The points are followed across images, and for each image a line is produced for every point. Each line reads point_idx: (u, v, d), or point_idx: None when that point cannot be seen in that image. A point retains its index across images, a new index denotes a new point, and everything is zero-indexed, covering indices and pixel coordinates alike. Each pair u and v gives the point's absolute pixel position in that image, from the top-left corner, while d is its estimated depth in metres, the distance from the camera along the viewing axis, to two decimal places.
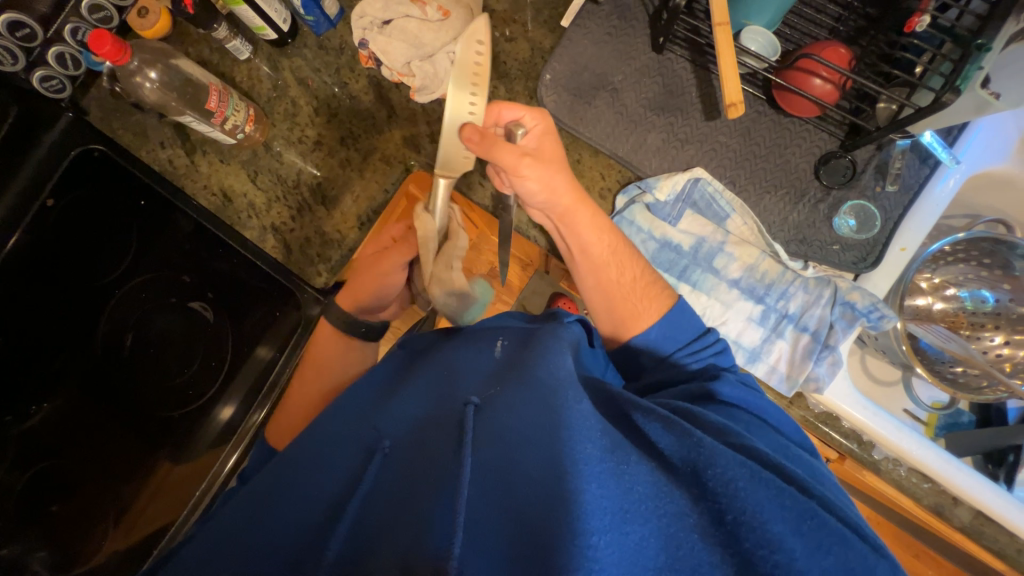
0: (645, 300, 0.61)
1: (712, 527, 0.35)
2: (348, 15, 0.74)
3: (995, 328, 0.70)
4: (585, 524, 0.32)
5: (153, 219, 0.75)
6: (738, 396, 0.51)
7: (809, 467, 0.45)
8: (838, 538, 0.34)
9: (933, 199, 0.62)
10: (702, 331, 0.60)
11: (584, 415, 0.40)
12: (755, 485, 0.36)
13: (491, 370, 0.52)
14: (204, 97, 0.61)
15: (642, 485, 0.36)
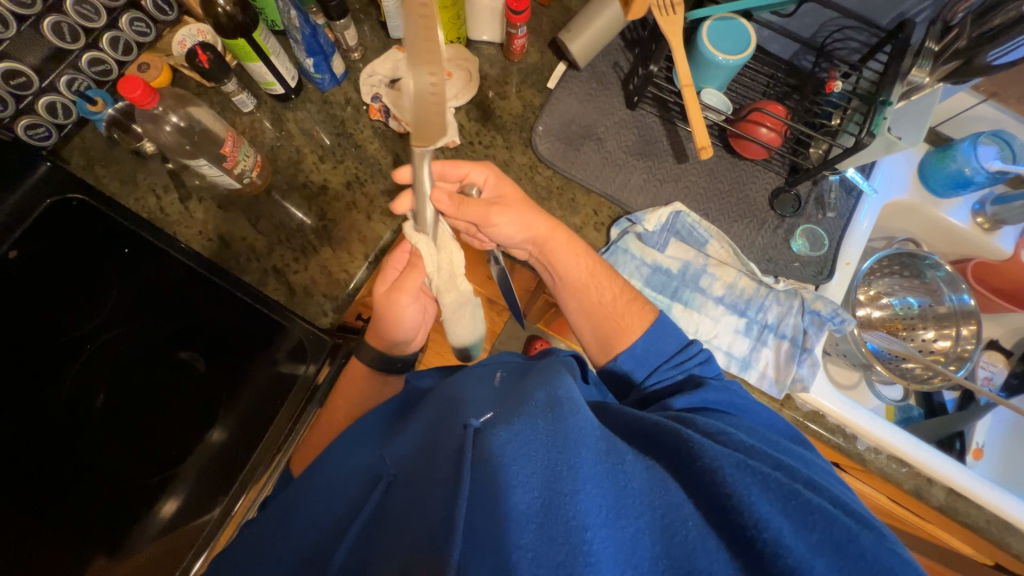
0: (626, 315, 0.66)
1: (707, 516, 0.38)
2: (352, 74, 0.79)
3: (925, 326, 0.82)
4: (581, 520, 0.33)
5: (138, 267, 0.71)
6: (692, 402, 0.56)
7: (800, 454, 0.48)
8: (825, 517, 0.36)
9: (860, 223, 0.76)
10: (684, 345, 0.65)
11: (583, 424, 0.40)
12: (740, 471, 0.38)
13: (496, 396, 0.52)
14: (219, 142, 0.62)
15: (635, 484, 0.38)
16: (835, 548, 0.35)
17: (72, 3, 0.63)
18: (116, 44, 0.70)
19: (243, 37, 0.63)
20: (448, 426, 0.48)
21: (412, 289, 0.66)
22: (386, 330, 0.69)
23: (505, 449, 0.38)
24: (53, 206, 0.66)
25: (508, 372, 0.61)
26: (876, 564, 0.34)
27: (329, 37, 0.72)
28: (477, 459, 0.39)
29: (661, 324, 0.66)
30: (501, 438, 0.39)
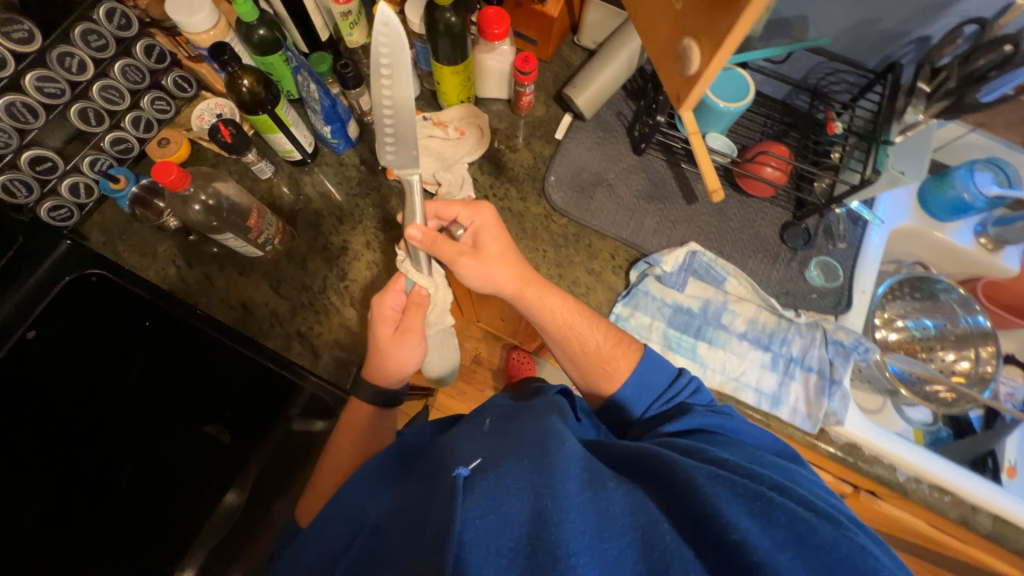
0: (611, 361, 0.65)
1: (680, 523, 0.37)
2: (366, 136, 0.82)
3: (944, 347, 0.83)
4: (565, 548, 0.33)
5: (164, 339, 0.71)
6: (680, 426, 0.55)
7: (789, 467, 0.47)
8: (788, 512, 0.36)
9: (870, 252, 0.78)
10: (674, 377, 0.64)
11: (569, 458, 0.41)
12: (711, 481, 0.38)
13: (481, 435, 0.50)
14: (243, 215, 0.63)
15: (617, 506, 0.38)
16: (797, 540, 0.35)
17: (98, 89, 0.64)
18: (138, 123, 0.71)
19: (266, 113, 0.64)
20: (438, 468, 0.46)
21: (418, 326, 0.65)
22: (393, 373, 0.65)
23: (492, 490, 0.37)
24: (71, 284, 0.67)
25: (497, 416, 0.55)
26: (839, 555, 0.34)
27: (346, 106, 0.75)
28: (469, 502, 0.37)
29: (648, 360, 0.65)
30: (489, 479, 0.38)
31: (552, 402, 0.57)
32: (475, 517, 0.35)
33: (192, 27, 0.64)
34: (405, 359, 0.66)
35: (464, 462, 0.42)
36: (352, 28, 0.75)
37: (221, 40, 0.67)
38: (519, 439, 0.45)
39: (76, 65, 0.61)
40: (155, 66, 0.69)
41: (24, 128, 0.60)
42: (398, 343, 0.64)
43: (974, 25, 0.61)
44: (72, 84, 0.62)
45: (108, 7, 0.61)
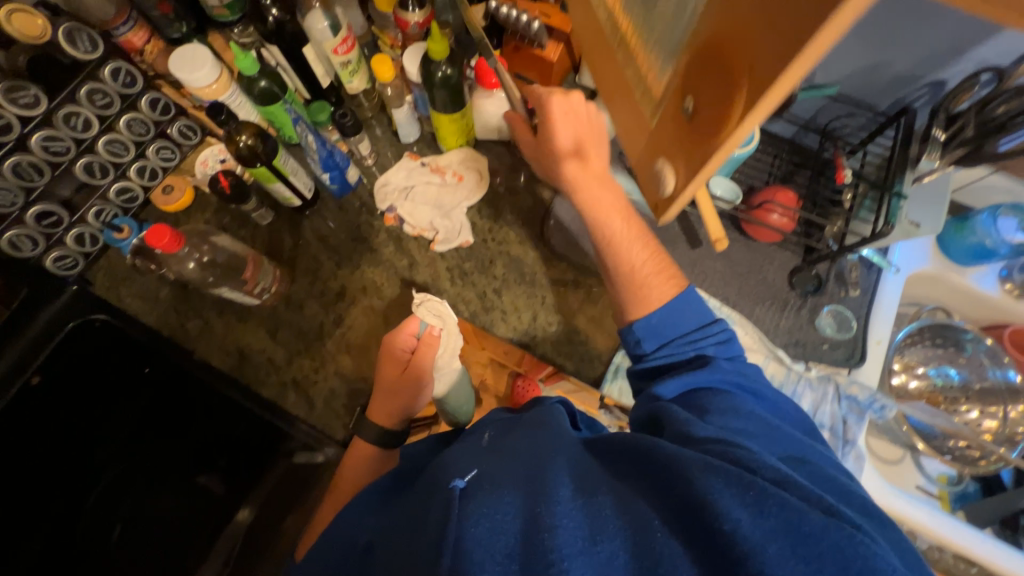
0: (654, 281, 0.58)
1: (670, 517, 0.34)
2: (367, 179, 0.82)
3: (968, 403, 0.78)
4: (558, 551, 0.31)
5: (163, 388, 0.71)
6: (672, 389, 0.49)
7: (804, 446, 0.42)
8: (779, 499, 0.32)
9: (887, 299, 0.74)
10: (706, 320, 0.56)
11: (561, 469, 0.38)
12: (707, 472, 0.34)
13: (479, 453, 0.47)
14: (241, 267, 0.63)
15: (609, 509, 0.34)
16: (788, 528, 0.30)
17: (103, 143, 0.66)
18: (142, 172, 0.73)
19: (264, 165, 0.65)
20: (433, 480, 0.44)
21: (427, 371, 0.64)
22: (396, 411, 0.65)
23: (487, 497, 0.36)
24: (75, 329, 0.65)
25: (496, 429, 0.53)
26: (832, 544, 0.29)
27: (344, 153, 0.76)
28: (465, 514, 0.35)
29: (685, 297, 0.57)
30: (485, 489, 0.37)
31: (552, 412, 0.51)
32: (473, 525, 0.33)
33: (195, 81, 0.64)
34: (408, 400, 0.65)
35: (460, 474, 0.41)
36: (352, 76, 0.76)
37: (223, 94, 0.67)
38: (516, 452, 0.43)
39: (82, 123, 0.62)
40: (160, 118, 0.71)
41: (28, 187, 0.61)
42: (405, 384, 0.63)
43: (991, 74, 0.58)
44: (77, 141, 0.63)
45: (114, 66, 0.63)
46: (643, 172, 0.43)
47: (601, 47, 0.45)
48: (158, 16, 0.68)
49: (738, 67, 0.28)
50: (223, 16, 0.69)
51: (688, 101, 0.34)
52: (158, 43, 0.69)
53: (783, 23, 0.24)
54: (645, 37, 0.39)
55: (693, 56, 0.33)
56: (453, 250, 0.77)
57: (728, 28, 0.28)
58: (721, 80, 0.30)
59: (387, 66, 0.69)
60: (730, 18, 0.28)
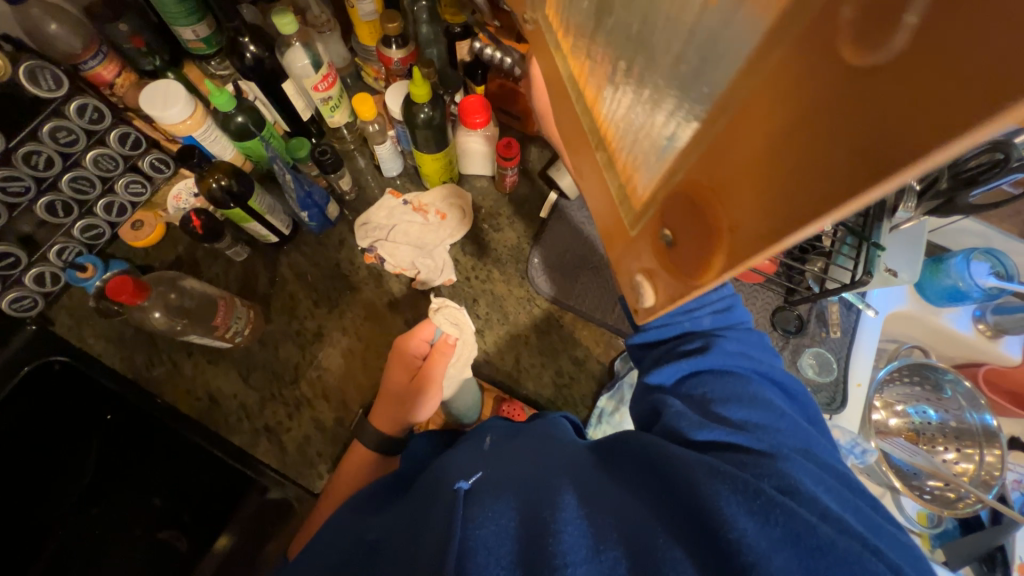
0: None
1: (674, 526, 0.33)
2: (347, 214, 0.80)
3: (945, 443, 0.80)
4: (562, 556, 0.31)
5: (122, 436, 0.67)
6: (668, 375, 0.47)
7: (813, 444, 0.41)
8: (786, 509, 0.31)
9: (866, 340, 0.75)
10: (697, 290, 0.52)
11: (560, 483, 0.39)
12: (712, 477, 0.34)
13: (482, 459, 0.49)
14: (212, 312, 0.60)
15: (610, 519, 0.34)
16: (794, 539, 0.30)
17: (67, 181, 0.63)
18: (110, 208, 0.70)
19: (238, 206, 0.64)
20: (434, 486, 0.46)
21: (438, 377, 0.69)
22: (406, 418, 0.67)
23: (488, 504, 0.37)
24: (33, 372, 0.62)
25: (497, 435, 0.55)
26: (838, 557, 0.29)
27: (323, 190, 0.74)
28: (468, 512, 0.37)
29: None
30: (487, 493, 0.39)
31: (550, 429, 0.53)
32: (480, 526, 0.35)
33: (167, 118, 0.62)
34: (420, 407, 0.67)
35: (463, 477, 0.44)
36: (333, 111, 0.74)
37: (197, 130, 0.65)
38: (515, 463, 0.45)
39: (43, 161, 0.60)
40: (130, 152, 0.68)
41: None
42: (415, 388, 0.67)
43: None
44: (38, 179, 0.61)
45: (79, 103, 0.60)
46: (612, 271, 0.25)
47: (577, 142, 0.26)
48: (130, 49, 0.66)
49: (717, 221, 0.16)
50: (199, 50, 0.69)
51: (665, 232, 0.19)
52: (130, 76, 0.67)
53: (781, 200, 0.13)
54: (626, 143, 0.22)
55: (668, 192, 0.18)
56: (435, 289, 0.76)
57: (699, 163, 0.16)
58: (686, 237, 0.17)
59: (369, 105, 0.68)
60: (696, 162, 0.16)
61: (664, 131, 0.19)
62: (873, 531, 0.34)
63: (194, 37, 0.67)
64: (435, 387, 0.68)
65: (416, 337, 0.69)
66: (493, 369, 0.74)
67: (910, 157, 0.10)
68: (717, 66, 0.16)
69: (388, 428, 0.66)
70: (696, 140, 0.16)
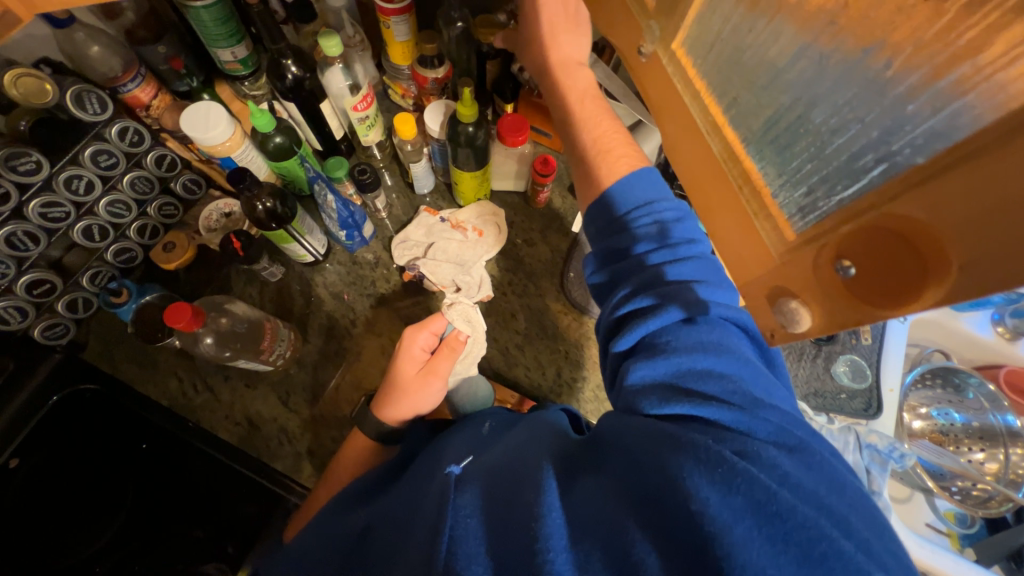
0: (615, 158, 0.51)
1: (639, 506, 0.33)
2: (380, 233, 0.80)
3: (970, 444, 0.82)
4: (546, 545, 0.33)
5: (160, 463, 0.66)
6: (633, 341, 0.42)
7: (779, 396, 0.39)
8: (748, 477, 0.31)
9: (895, 346, 0.77)
10: (649, 207, 0.47)
11: (540, 468, 0.40)
12: (675, 450, 0.34)
13: (477, 445, 0.51)
14: (259, 337, 0.59)
15: (584, 505, 0.36)
16: (754, 507, 0.30)
17: (104, 205, 0.62)
18: (143, 230, 0.69)
19: (281, 227, 0.63)
20: (431, 465, 0.49)
21: (445, 372, 0.63)
22: (406, 411, 0.62)
23: (471, 499, 0.39)
24: (63, 401, 0.63)
25: (497, 422, 0.57)
26: (797, 523, 0.29)
27: (360, 209, 0.74)
28: (459, 498, 0.39)
29: (642, 177, 0.48)
30: (477, 480, 0.41)
31: (544, 414, 0.52)
32: (467, 515, 0.37)
33: (208, 141, 0.61)
34: (423, 401, 0.62)
35: (456, 462, 0.46)
36: (368, 130, 0.74)
37: (236, 151, 0.64)
38: (503, 445, 0.47)
39: (83, 186, 0.58)
40: (165, 174, 0.67)
41: (20, 256, 0.56)
42: (422, 382, 0.61)
43: None
44: (77, 205, 0.59)
45: (121, 126, 0.59)
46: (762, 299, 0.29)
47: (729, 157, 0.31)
48: (167, 70, 0.66)
49: (926, 261, 0.20)
50: (235, 71, 0.69)
51: (843, 261, 0.24)
52: (166, 97, 0.66)
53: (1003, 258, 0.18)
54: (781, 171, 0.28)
55: (855, 228, 0.24)
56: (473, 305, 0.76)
57: (905, 205, 0.21)
58: (878, 273, 0.22)
59: (411, 125, 0.68)
60: (898, 205, 0.21)
61: (848, 175, 0.26)
62: (832, 488, 0.33)
63: (233, 58, 0.67)
64: (440, 383, 0.63)
65: (427, 326, 0.64)
66: (535, 385, 0.74)
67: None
68: (932, 133, 0.22)
69: (387, 412, 0.61)
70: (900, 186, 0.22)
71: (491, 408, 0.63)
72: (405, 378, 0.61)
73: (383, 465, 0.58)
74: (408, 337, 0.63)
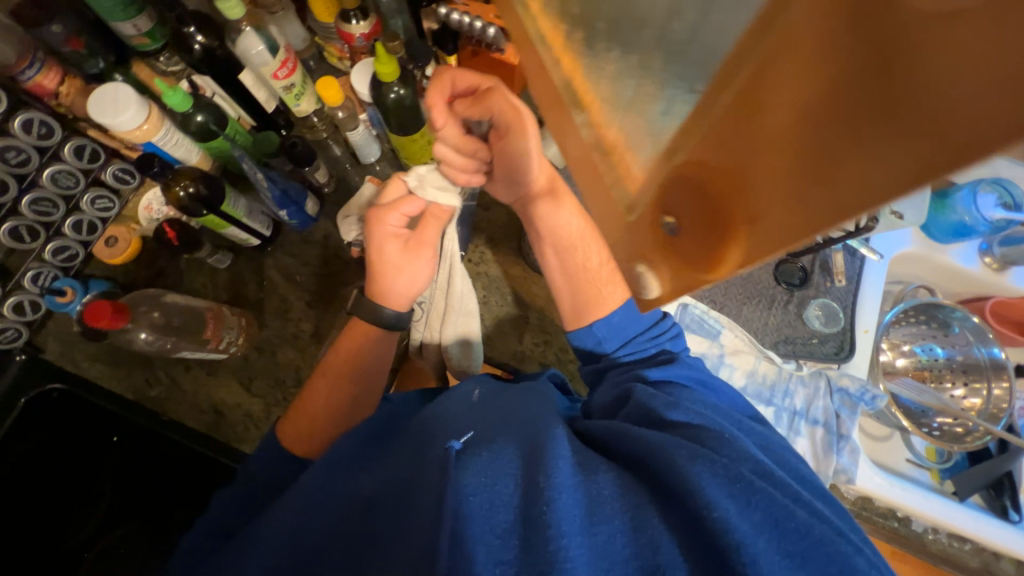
0: (606, 285, 0.58)
1: (661, 504, 0.38)
2: (327, 209, 0.77)
3: (953, 379, 0.80)
4: (556, 528, 0.36)
5: (134, 453, 0.68)
6: (663, 375, 0.54)
7: (766, 436, 0.49)
8: (767, 496, 0.36)
9: (872, 286, 0.74)
10: (658, 318, 0.60)
11: (561, 446, 0.42)
12: (693, 460, 0.39)
13: (473, 412, 0.51)
14: (200, 327, 0.63)
15: (607, 491, 0.40)
16: (771, 520, 0.35)
17: (27, 203, 0.60)
18: (79, 226, 0.66)
19: (211, 212, 0.61)
20: (425, 438, 0.49)
21: (431, 238, 0.63)
22: (405, 291, 0.64)
23: (484, 466, 0.41)
24: (32, 403, 0.62)
25: (486, 389, 0.56)
26: (813, 539, 0.35)
27: (299, 186, 0.71)
28: (462, 478, 0.40)
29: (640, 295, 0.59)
30: (482, 457, 0.42)
31: (538, 386, 0.56)
32: (473, 493, 0.39)
33: (120, 126, 0.58)
34: (418, 276, 0.64)
35: (457, 435, 0.46)
36: (298, 99, 0.68)
37: (156, 134, 0.60)
38: (511, 421, 0.48)
39: None
40: (89, 165, 0.64)
41: None
42: (412, 257, 0.62)
43: None
44: None
45: (25, 117, 0.57)
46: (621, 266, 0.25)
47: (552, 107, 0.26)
48: (69, 52, 0.62)
49: (719, 202, 0.17)
50: (144, 45, 0.64)
51: (667, 219, 0.20)
52: (75, 82, 0.62)
53: (800, 171, 0.14)
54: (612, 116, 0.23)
55: (671, 176, 0.19)
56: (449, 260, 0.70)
57: (706, 138, 0.17)
58: (692, 221, 0.19)
59: (335, 89, 0.64)
60: (694, 141, 0.18)
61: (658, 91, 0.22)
62: (826, 507, 0.42)
63: (137, 31, 0.62)
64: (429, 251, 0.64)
65: (396, 204, 0.60)
66: (499, 352, 0.74)
67: (955, 159, 0.11)
68: None
69: (392, 304, 0.60)
70: (693, 120, 0.18)
71: (482, 375, 0.63)
72: (389, 257, 0.61)
73: (356, 429, 0.58)
74: (380, 221, 0.60)
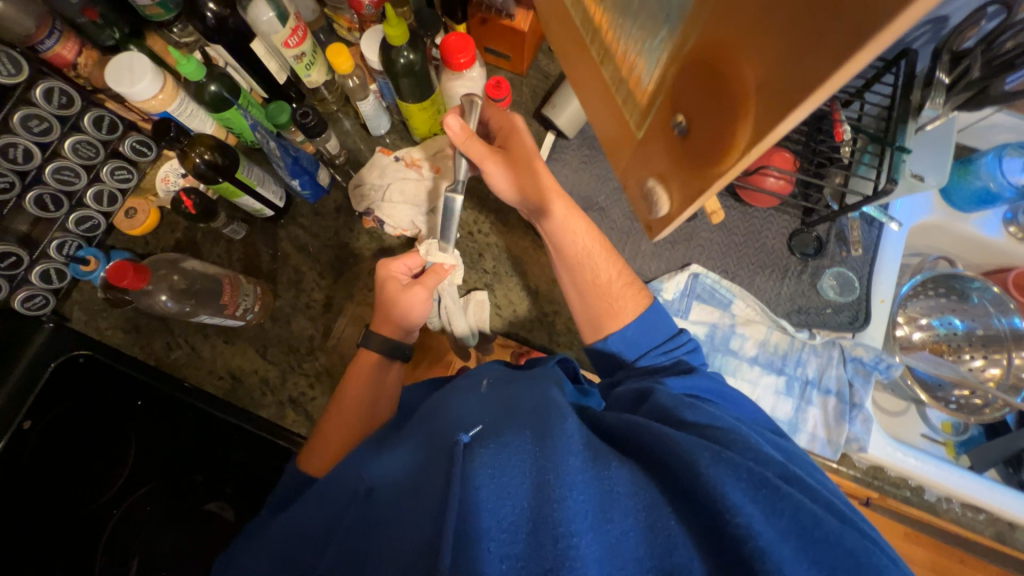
0: (617, 299, 0.62)
1: (678, 503, 0.37)
2: (339, 181, 0.78)
3: (972, 351, 0.78)
4: (567, 525, 0.34)
5: (154, 419, 0.69)
6: (686, 384, 0.53)
7: (789, 449, 0.49)
8: (792, 502, 0.35)
9: (889, 254, 0.72)
10: (672, 332, 0.61)
11: (571, 432, 0.41)
12: (716, 462, 0.37)
13: (479, 401, 0.52)
14: (218, 293, 0.65)
15: (621, 488, 0.38)
16: (796, 529, 0.34)
17: (51, 172, 0.62)
18: (100, 197, 0.68)
19: (227, 179, 0.62)
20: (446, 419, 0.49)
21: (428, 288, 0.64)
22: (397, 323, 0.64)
23: (493, 458, 0.39)
24: (60, 367, 0.66)
25: (493, 379, 0.58)
26: (840, 548, 0.33)
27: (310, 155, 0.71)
28: (467, 472, 0.39)
29: (654, 311, 0.62)
30: (489, 450, 0.40)
31: (546, 371, 0.55)
32: (484, 488, 0.37)
33: (136, 95, 0.58)
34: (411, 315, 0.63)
35: (465, 428, 0.45)
36: (308, 69, 0.69)
37: (171, 105, 0.61)
38: (523, 411, 0.46)
39: (21, 153, 0.58)
40: (108, 137, 0.66)
41: None
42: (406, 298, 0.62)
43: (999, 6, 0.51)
44: (21, 173, 0.59)
45: (45, 86, 0.58)
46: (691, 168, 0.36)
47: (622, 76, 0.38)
48: (85, 23, 0.62)
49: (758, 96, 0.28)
50: (158, 16, 0.65)
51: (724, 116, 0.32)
52: (92, 53, 0.64)
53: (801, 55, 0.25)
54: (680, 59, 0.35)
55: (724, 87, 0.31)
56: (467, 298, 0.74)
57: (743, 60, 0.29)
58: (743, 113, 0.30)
59: (345, 57, 0.64)
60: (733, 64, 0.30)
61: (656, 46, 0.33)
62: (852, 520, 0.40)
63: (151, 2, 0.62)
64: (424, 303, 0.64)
65: (398, 260, 0.65)
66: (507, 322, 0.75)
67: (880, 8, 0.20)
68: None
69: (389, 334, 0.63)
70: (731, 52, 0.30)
71: (488, 364, 0.64)
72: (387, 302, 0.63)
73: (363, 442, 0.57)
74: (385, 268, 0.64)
